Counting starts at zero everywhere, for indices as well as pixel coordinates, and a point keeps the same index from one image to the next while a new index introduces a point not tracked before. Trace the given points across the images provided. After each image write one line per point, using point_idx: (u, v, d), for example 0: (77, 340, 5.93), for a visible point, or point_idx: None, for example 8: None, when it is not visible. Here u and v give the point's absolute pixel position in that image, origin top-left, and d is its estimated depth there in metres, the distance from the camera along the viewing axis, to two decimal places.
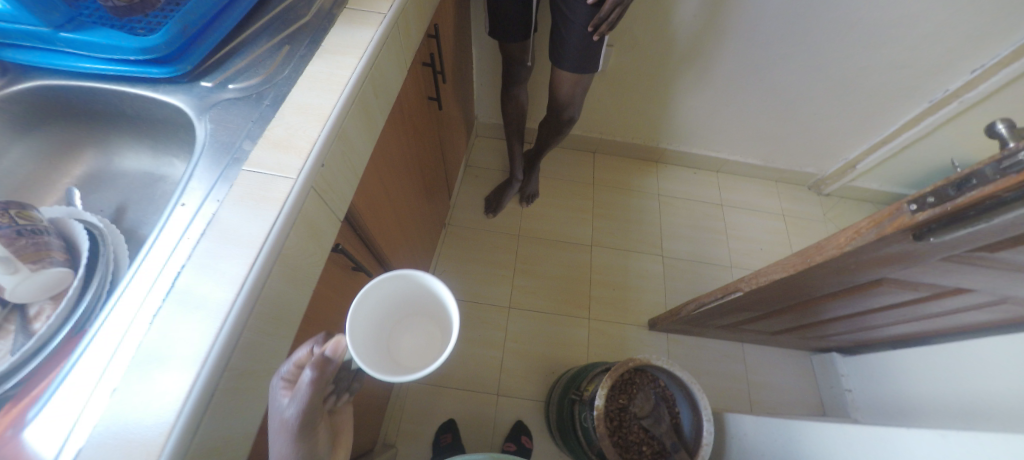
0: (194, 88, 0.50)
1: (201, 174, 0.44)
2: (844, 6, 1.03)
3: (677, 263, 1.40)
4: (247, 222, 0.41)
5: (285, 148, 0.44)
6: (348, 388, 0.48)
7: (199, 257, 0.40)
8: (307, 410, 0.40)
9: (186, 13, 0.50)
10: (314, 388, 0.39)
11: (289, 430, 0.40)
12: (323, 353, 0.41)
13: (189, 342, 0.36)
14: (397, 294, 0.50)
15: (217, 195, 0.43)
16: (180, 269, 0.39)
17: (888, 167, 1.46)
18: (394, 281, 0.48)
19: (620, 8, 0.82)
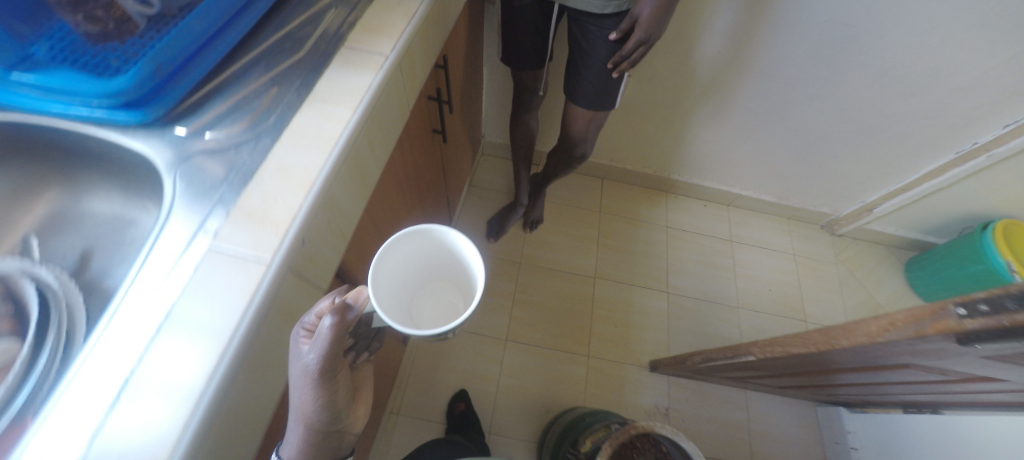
0: (167, 135, 0.44)
1: (185, 213, 0.40)
2: (876, 53, 0.98)
3: (682, 301, 1.35)
4: (232, 277, 0.36)
5: (260, 220, 0.39)
6: (366, 347, 0.49)
7: (203, 274, 0.37)
8: (328, 359, 0.38)
9: (160, 50, 0.43)
10: (336, 333, 0.38)
11: (309, 379, 0.39)
12: (345, 302, 0.40)
13: (189, 366, 0.33)
14: (427, 250, 0.50)
15: (213, 224, 0.39)
16: (184, 285, 0.36)
17: (906, 213, 1.40)
18: (422, 235, 0.47)
19: (644, 47, 0.78)
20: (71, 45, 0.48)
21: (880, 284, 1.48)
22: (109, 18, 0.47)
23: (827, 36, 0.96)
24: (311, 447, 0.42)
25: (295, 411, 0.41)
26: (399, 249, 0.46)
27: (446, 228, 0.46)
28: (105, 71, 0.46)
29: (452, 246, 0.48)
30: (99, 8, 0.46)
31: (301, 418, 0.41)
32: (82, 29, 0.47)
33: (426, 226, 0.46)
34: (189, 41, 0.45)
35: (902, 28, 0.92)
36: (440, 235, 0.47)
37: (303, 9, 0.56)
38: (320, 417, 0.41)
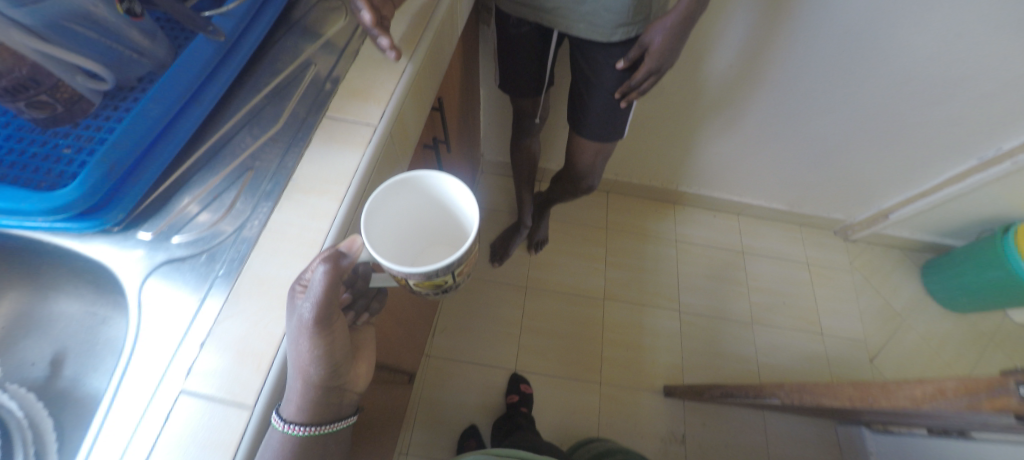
0: (129, 242, 0.40)
1: (160, 327, 0.36)
2: (897, 63, 0.92)
3: (695, 320, 1.31)
4: (220, 409, 0.32)
5: (242, 356, 0.34)
6: (365, 307, 0.44)
7: (219, 335, 0.35)
8: (322, 311, 0.33)
9: (113, 145, 0.38)
10: (328, 285, 0.32)
11: (304, 340, 0.34)
12: (336, 250, 0.34)
13: (218, 431, 0.31)
14: (416, 202, 0.40)
15: (199, 334, 0.35)
16: (199, 350, 0.34)
17: (925, 218, 1.35)
18: (413, 187, 0.39)
19: (654, 77, 0.72)
20: (19, 133, 0.43)
21: (897, 291, 1.43)
22: (56, 101, 0.42)
23: (845, 48, 0.91)
24: (313, 413, 0.36)
25: (291, 378, 0.34)
26: (381, 207, 0.37)
27: (440, 176, 0.38)
28: (55, 166, 0.41)
29: (442, 193, 0.39)
30: (44, 92, 0.41)
31: (298, 382, 0.35)
32: (28, 116, 0.42)
33: (416, 174, 0.37)
34: (148, 128, 0.40)
35: (927, 39, 0.86)
36: (432, 187, 0.39)
37: (281, 68, 0.51)
38: (322, 376, 0.36)
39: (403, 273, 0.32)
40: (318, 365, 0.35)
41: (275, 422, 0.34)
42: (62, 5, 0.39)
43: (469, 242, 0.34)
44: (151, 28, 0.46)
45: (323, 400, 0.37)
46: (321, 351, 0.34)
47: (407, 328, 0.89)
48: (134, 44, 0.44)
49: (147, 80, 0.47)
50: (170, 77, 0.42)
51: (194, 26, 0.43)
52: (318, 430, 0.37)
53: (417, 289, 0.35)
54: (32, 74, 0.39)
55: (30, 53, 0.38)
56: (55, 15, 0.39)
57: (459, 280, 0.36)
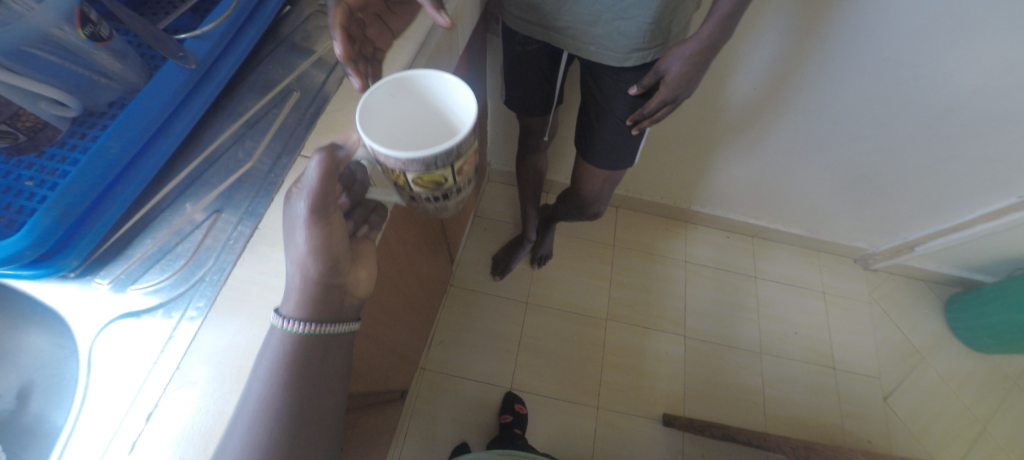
0: (86, 290, 0.37)
1: (109, 392, 0.34)
2: (936, 94, 0.85)
3: (701, 346, 1.26)
4: None
5: (183, 441, 0.31)
6: (367, 219, 0.39)
7: (161, 414, 0.32)
8: (317, 194, 0.32)
9: (66, 189, 0.35)
10: (324, 168, 0.32)
11: (303, 227, 0.33)
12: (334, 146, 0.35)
13: None
14: (415, 114, 0.38)
15: (145, 407, 0.32)
16: (138, 436, 0.31)
17: (953, 252, 1.27)
18: (409, 91, 0.36)
19: (670, 106, 0.66)
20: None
21: (918, 326, 1.36)
22: (17, 130, 0.38)
23: (881, 75, 0.84)
24: (312, 310, 0.34)
25: (291, 272, 0.34)
26: (374, 115, 0.35)
27: (435, 77, 0.35)
28: (15, 200, 0.37)
29: (440, 97, 0.36)
30: (3, 120, 0.37)
31: (298, 276, 0.34)
32: None
33: (411, 74, 0.35)
34: (106, 167, 0.37)
35: (973, 70, 0.79)
36: (429, 92, 0.36)
37: (262, 93, 0.47)
38: (319, 273, 0.34)
39: (395, 163, 0.31)
40: (318, 254, 0.34)
41: (273, 321, 0.34)
42: (23, 29, 0.36)
43: (467, 131, 0.32)
44: (122, 48, 0.42)
45: (322, 296, 0.34)
46: (316, 243, 0.34)
47: (401, 350, 0.87)
48: (101, 68, 0.41)
49: (118, 105, 0.43)
50: (133, 110, 0.39)
51: (165, 52, 0.41)
52: (320, 331, 0.34)
53: (416, 193, 0.34)
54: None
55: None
56: (18, 39, 0.36)
57: (459, 182, 0.34)
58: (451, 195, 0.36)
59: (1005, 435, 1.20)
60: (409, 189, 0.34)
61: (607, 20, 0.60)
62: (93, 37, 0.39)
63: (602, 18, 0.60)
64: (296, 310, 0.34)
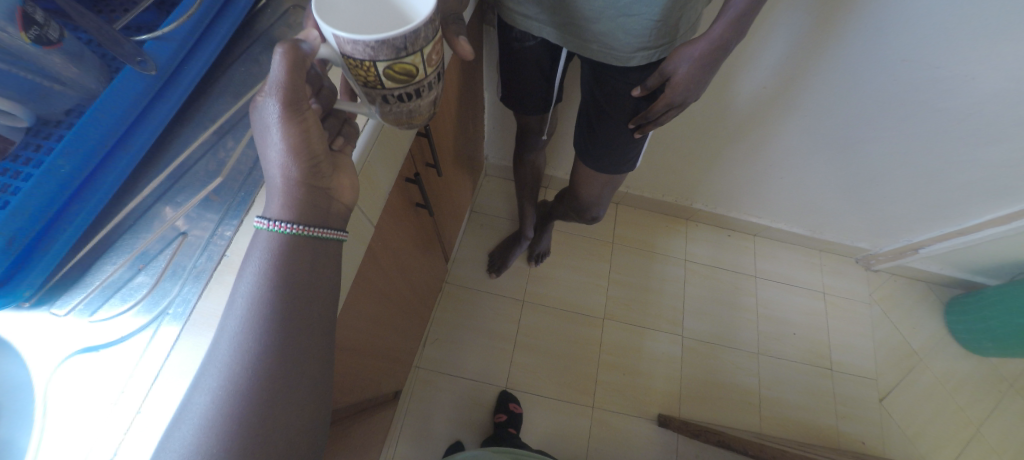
0: (44, 323, 0.34)
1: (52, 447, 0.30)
2: (954, 97, 0.81)
3: (698, 347, 1.25)
4: None
5: None
6: (339, 131, 0.37)
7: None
8: (284, 88, 0.30)
9: (12, 213, 0.32)
10: (288, 60, 0.29)
11: (273, 129, 0.31)
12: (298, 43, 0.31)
13: None
14: (366, 12, 0.36)
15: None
16: None
17: (957, 255, 1.25)
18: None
19: (675, 110, 0.63)
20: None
21: (918, 328, 1.34)
22: None
23: (898, 76, 0.80)
24: (300, 212, 0.32)
25: (271, 173, 0.32)
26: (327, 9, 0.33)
27: None
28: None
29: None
30: None
31: (279, 177, 0.32)
32: None
33: None
34: (58, 186, 0.34)
35: (996, 74, 0.75)
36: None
37: (236, 96, 0.43)
38: (303, 176, 0.32)
39: (362, 50, 0.29)
40: (293, 153, 0.31)
41: (258, 223, 0.32)
42: None
43: (430, 15, 0.31)
44: (76, 49, 0.38)
45: (308, 198, 0.33)
46: (296, 141, 0.31)
47: (395, 353, 0.85)
48: (52, 72, 0.37)
49: (76, 112, 0.38)
50: (86, 124, 0.35)
51: (121, 56, 0.37)
52: (307, 233, 0.32)
53: (386, 90, 0.32)
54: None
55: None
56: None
57: (429, 74, 0.33)
58: (423, 94, 0.35)
59: (999, 437, 1.20)
60: (377, 86, 0.32)
61: (611, 17, 0.56)
62: (40, 40, 0.35)
63: (605, 14, 0.56)
64: (278, 211, 0.32)
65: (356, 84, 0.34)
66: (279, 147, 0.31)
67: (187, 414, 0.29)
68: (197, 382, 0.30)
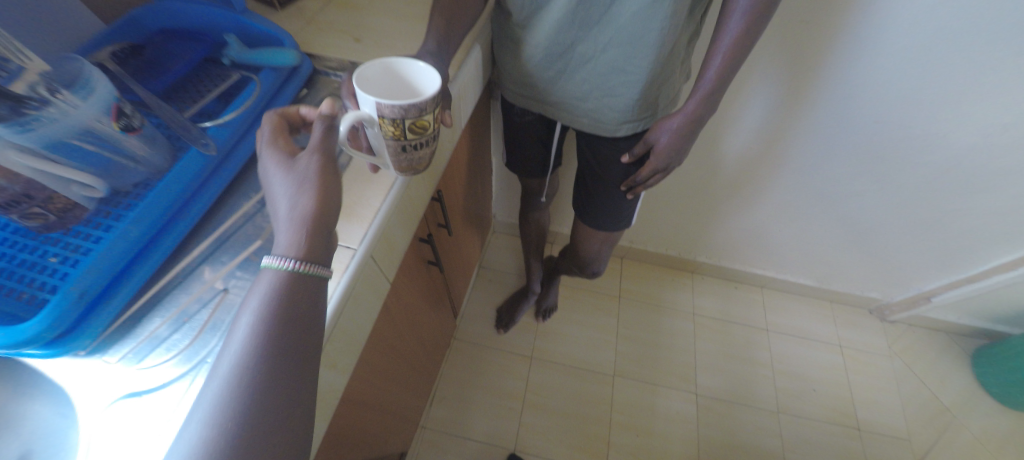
0: (94, 370, 0.36)
1: None
2: (932, 151, 0.87)
3: (713, 405, 1.21)
4: None
5: None
6: None
7: None
8: (320, 149, 0.36)
9: (87, 270, 0.36)
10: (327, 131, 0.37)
11: (301, 181, 0.36)
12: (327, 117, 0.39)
13: None
14: (381, 87, 0.44)
15: None
16: None
17: (971, 303, 1.23)
18: (392, 69, 0.44)
19: (659, 175, 0.68)
20: (8, 235, 0.38)
21: (946, 382, 1.28)
22: (48, 211, 0.38)
23: (875, 134, 0.86)
24: (307, 249, 0.34)
25: (287, 212, 0.35)
26: (359, 83, 0.41)
27: (410, 63, 0.43)
28: (38, 277, 0.36)
29: (414, 76, 0.44)
30: (37, 203, 0.37)
31: (292, 216, 0.34)
32: (16, 216, 0.37)
33: (393, 59, 0.43)
34: (125, 250, 0.38)
35: (964, 129, 0.81)
36: (404, 70, 0.44)
37: None
38: (317, 208, 0.35)
39: (397, 111, 0.37)
40: (312, 197, 0.35)
41: (270, 261, 0.33)
42: (66, 124, 0.37)
43: (437, 87, 0.41)
44: (150, 133, 0.43)
45: (316, 239, 0.34)
46: (319, 172, 0.36)
47: (403, 412, 0.85)
48: (131, 153, 0.42)
49: (143, 185, 0.42)
50: (155, 197, 0.40)
51: (189, 139, 0.45)
52: (310, 272, 0.33)
53: (406, 140, 0.40)
54: (27, 190, 0.36)
55: (24, 170, 0.36)
56: (61, 133, 0.37)
57: (436, 130, 0.42)
58: (428, 145, 0.43)
59: None
60: (399, 138, 0.40)
61: (597, 97, 0.64)
62: (127, 128, 0.41)
63: (592, 94, 0.64)
64: (287, 248, 0.33)
65: (380, 141, 0.41)
66: (301, 192, 0.35)
67: (178, 449, 0.28)
68: (193, 415, 0.29)
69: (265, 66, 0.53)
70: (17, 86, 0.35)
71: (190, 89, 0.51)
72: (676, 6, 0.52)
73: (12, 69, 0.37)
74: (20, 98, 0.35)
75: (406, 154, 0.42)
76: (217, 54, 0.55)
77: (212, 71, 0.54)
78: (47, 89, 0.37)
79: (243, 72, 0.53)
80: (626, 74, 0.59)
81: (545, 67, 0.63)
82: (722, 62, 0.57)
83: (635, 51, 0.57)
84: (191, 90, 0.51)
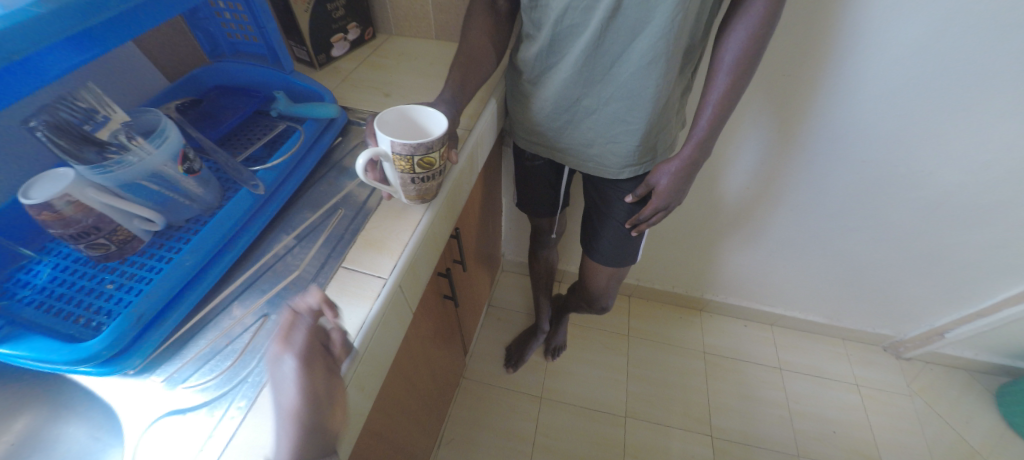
0: (141, 387, 0.39)
1: None
2: (924, 188, 0.91)
3: (730, 448, 1.17)
4: None
5: None
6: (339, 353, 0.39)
7: None
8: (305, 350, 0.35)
9: (147, 294, 0.40)
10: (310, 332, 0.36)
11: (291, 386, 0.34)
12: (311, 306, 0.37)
13: None
14: (397, 128, 0.50)
15: None
16: None
17: (985, 338, 1.22)
18: (410, 113, 0.50)
19: (662, 212, 0.72)
20: (70, 263, 0.45)
21: (972, 423, 1.24)
22: (112, 242, 0.43)
23: (866, 172, 0.91)
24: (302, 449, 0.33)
25: (281, 416, 0.34)
26: (380, 124, 0.47)
27: (425, 109, 0.49)
28: (95, 302, 0.41)
29: (427, 120, 0.50)
30: (103, 236, 0.42)
31: (287, 422, 0.33)
32: (81, 246, 0.42)
33: (411, 106, 0.49)
34: (180, 277, 0.42)
35: (950, 166, 0.85)
36: (420, 115, 0.50)
37: (307, 211, 0.53)
38: (307, 410, 0.33)
39: (407, 148, 0.43)
40: (305, 403, 0.33)
41: None
42: (138, 167, 0.43)
43: (443, 129, 0.47)
44: (206, 176, 0.49)
45: (310, 439, 0.34)
46: (303, 363, 0.34)
47: (414, 451, 0.84)
48: (188, 192, 0.47)
49: (194, 220, 0.49)
50: (209, 230, 0.45)
51: (241, 181, 0.50)
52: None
53: (414, 174, 0.46)
54: (97, 222, 0.41)
55: (97, 205, 0.41)
56: (134, 175, 0.43)
57: (442, 166, 0.48)
58: (436, 178, 0.49)
59: None
60: (409, 171, 0.46)
61: (601, 143, 0.69)
62: (189, 171, 0.47)
63: (597, 141, 0.69)
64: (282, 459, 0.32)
65: (394, 174, 0.47)
66: (291, 398, 0.34)
67: None
68: None
69: (308, 117, 0.59)
70: (102, 134, 0.43)
71: (243, 137, 0.57)
72: (668, 65, 0.58)
73: (100, 119, 0.43)
74: (102, 143, 0.42)
75: (415, 187, 0.48)
76: (267, 107, 0.62)
77: (261, 121, 0.60)
78: (126, 136, 0.44)
79: (289, 123, 0.59)
80: (627, 124, 0.65)
81: (553, 118, 0.69)
82: (712, 113, 0.62)
83: (633, 104, 0.63)
84: (244, 138, 0.57)
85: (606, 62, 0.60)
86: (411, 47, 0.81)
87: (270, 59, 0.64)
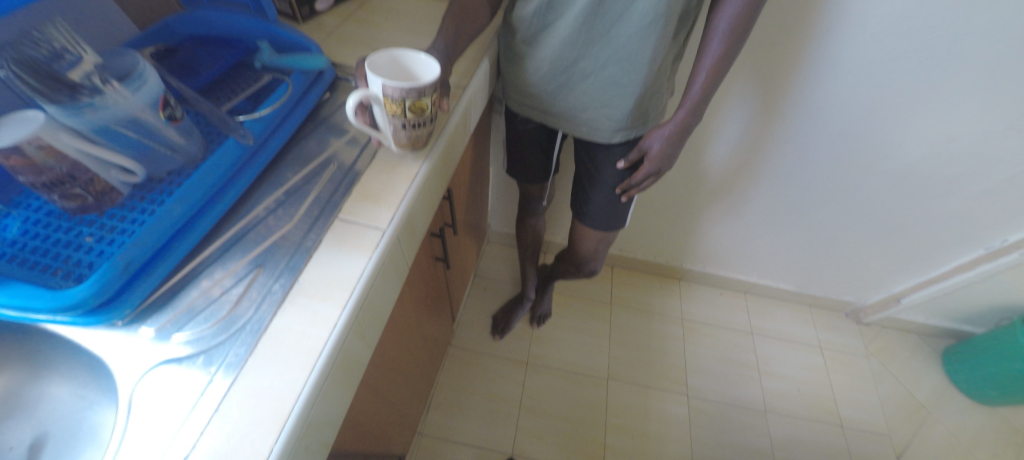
0: (130, 338, 0.37)
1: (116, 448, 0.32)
2: (893, 159, 0.95)
3: (704, 406, 1.24)
4: None
5: None
6: None
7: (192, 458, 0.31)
8: None
9: (133, 243, 0.38)
10: None
11: None
12: None
13: None
14: (388, 74, 0.49)
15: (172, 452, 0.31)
16: None
17: (937, 303, 1.31)
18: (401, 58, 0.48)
19: (653, 178, 0.74)
20: (41, 216, 0.42)
21: (920, 380, 1.35)
22: (88, 193, 0.41)
23: (842, 144, 0.94)
24: None
25: None
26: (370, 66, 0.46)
27: (416, 52, 0.48)
28: (73, 254, 0.39)
29: (418, 64, 0.48)
30: (78, 185, 0.40)
31: None
32: (55, 196, 0.40)
33: (401, 49, 0.48)
34: (168, 227, 0.41)
35: (919, 138, 0.90)
36: (411, 59, 0.48)
37: (297, 166, 0.51)
38: None
39: (399, 90, 0.42)
40: None
41: None
42: (111, 112, 0.40)
43: (436, 75, 0.45)
44: (188, 126, 0.47)
45: None
46: None
47: (404, 413, 0.85)
48: (170, 141, 0.45)
49: (176, 173, 0.46)
50: (196, 179, 0.43)
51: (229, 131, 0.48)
52: None
53: (406, 119, 0.45)
54: (71, 170, 0.39)
55: (69, 150, 0.38)
56: (110, 120, 0.40)
57: (433, 112, 0.46)
58: (427, 126, 0.48)
59: None
60: (401, 116, 0.45)
61: (595, 107, 0.69)
62: (170, 118, 0.44)
63: (591, 105, 0.69)
64: None
65: (385, 118, 0.46)
66: None
67: None
68: None
69: (295, 69, 0.57)
70: (74, 74, 0.39)
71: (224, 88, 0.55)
72: (666, 26, 0.58)
73: (70, 59, 0.40)
74: (75, 85, 0.39)
75: (405, 131, 0.47)
76: (249, 59, 0.59)
77: (244, 73, 0.57)
78: (100, 79, 0.41)
79: (274, 75, 0.57)
80: (622, 87, 0.65)
81: (548, 80, 0.69)
82: (706, 78, 0.63)
83: (629, 66, 0.62)
84: (226, 88, 0.55)
85: (606, 22, 0.60)
86: (399, 3, 0.78)
87: (252, 8, 0.61)
